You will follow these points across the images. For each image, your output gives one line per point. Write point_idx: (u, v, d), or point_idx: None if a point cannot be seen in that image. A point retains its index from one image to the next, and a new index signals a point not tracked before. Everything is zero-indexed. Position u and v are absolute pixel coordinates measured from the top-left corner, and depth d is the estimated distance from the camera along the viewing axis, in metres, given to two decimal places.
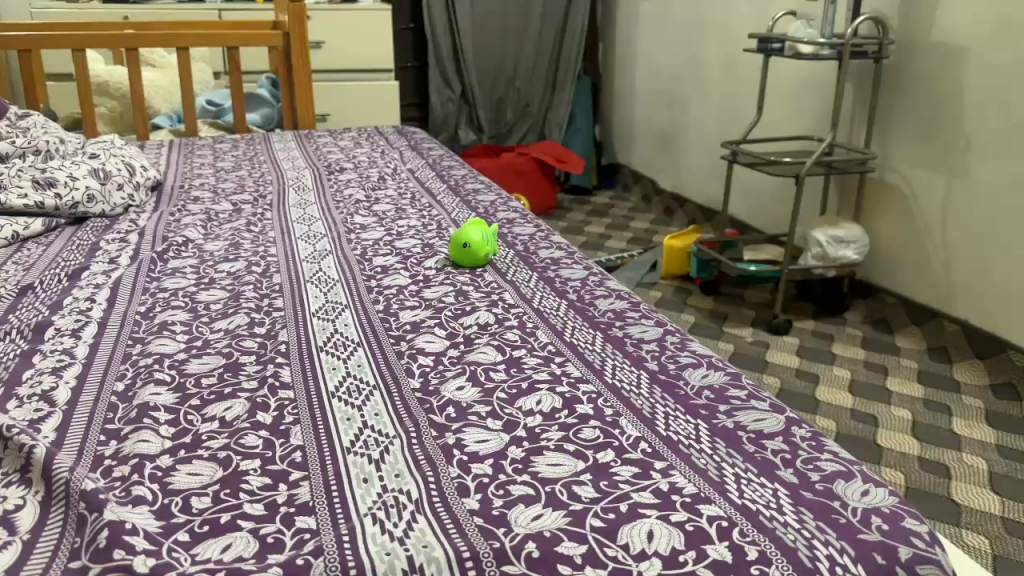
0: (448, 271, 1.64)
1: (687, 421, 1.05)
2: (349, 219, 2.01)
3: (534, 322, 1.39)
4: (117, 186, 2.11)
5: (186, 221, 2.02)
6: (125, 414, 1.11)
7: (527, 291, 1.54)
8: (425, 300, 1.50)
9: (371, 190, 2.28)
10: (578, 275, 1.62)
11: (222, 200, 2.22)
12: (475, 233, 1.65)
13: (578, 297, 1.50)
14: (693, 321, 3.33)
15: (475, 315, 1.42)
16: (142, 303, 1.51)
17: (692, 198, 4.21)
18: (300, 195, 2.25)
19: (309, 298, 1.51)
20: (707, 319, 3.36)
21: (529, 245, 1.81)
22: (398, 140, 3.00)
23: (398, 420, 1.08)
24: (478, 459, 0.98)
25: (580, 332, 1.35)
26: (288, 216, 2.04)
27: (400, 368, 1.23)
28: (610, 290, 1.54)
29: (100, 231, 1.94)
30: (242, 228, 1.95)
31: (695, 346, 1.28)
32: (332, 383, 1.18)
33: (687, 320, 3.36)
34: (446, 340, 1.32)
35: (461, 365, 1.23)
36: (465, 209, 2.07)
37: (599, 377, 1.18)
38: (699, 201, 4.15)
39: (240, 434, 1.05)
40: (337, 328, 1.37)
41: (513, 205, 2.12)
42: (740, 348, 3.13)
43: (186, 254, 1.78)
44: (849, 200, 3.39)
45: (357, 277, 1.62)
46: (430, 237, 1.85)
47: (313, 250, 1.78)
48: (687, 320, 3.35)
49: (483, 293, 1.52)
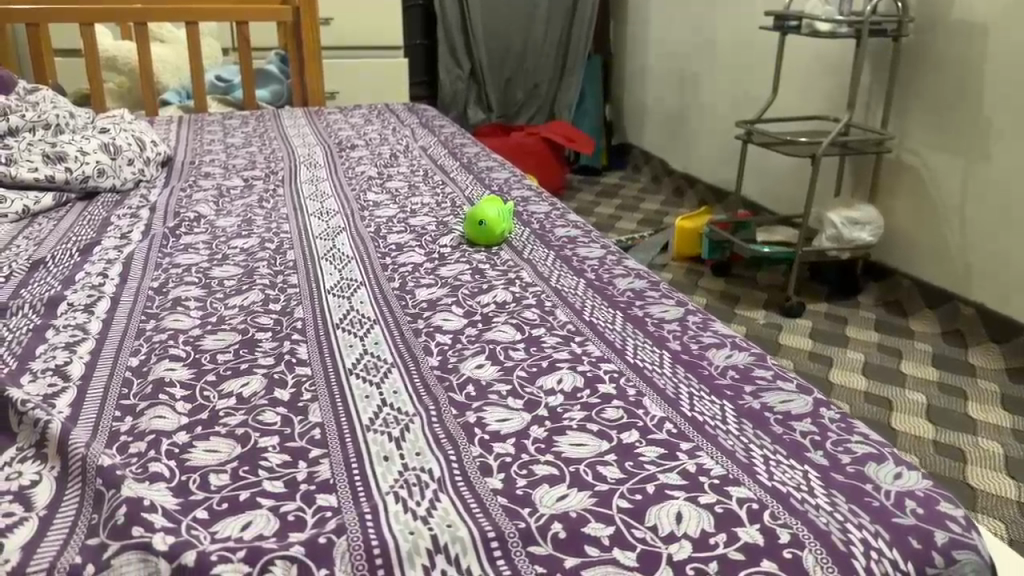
0: (463, 249, 1.62)
1: (712, 401, 1.03)
2: (362, 197, 1.98)
3: (552, 301, 1.36)
4: (128, 161, 2.09)
5: (197, 196, 2.00)
6: (140, 390, 1.09)
7: (545, 269, 1.51)
8: (442, 278, 1.47)
9: (384, 168, 2.25)
10: (596, 253, 1.59)
11: (233, 175, 2.20)
12: (491, 211, 1.63)
13: (596, 276, 1.48)
14: (705, 303, 3.31)
15: (492, 293, 1.40)
16: (155, 279, 1.49)
17: (704, 178, 4.17)
18: (312, 171, 2.22)
19: (323, 275, 1.49)
20: (719, 301, 3.34)
21: (545, 223, 1.78)
22: (410, 117, 2.96)
23: (417, 398, 1.06)
24: (500, 438, 0.96)
25: (600, 310, 1.33)
26: (301, 193, 2.02)
27: (418, 345, 1.21)
28: (629, 268, 1.52)
29: (111, 206, 1.92)
30: (255, 204, 1.93)
31: (718, 326, 1.26)
32: (350, 361, 1.16)
33: (699, 301, 3.33)
34: (463, 318, 1.30)
35: (480, 343, 1.21)
36: (479, 187, 2.04)
37: (621, 357, 1.16)
38: (710, 181, 4.11)
39: (257, 411, 1.03)
40: (353, 306, 1.35)
41: (528, 183, 2.09)
42: (753, 330, 3.11)
43: (199, 230, 1.76)
44: (865, 181, 3.35)
45: (371, 254, 1.59)
46: (444, 215, 1.83)
47: (327, 227, 1.76)
48: (699, 301, 3.33)
49: (500, 272, 1.50)
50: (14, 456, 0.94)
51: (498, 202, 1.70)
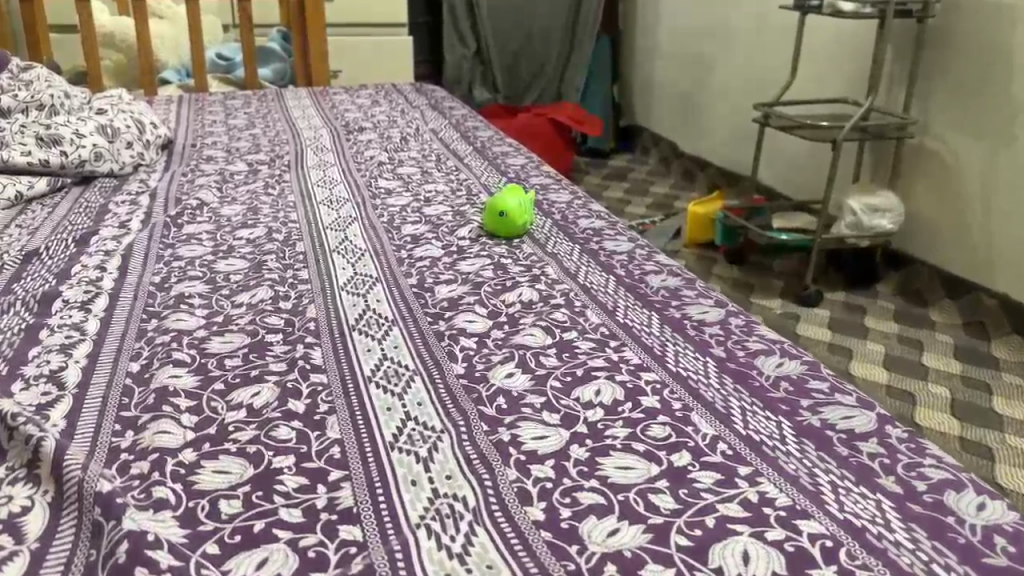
0: (483, 241, 1.52)
1: (767, 419, 0.95)
2: (372, 183, 1.88)
3: (582, 300, 1.27)
4: (126, 144, 1.99)
5: (199, 182, 1.90)
6: (142, 400, 1.01)
7: (571, 264, 1.42)
8: (463, 274, 1.38)
9: (394, 152, 2.15)
10: (624, 247, 1.50)
11: (236, 159, 2.10)
12: (512, 202, 1.53)
13: (627, 272, 1.39)
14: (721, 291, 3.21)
15: (517, 291, 1.30)
16: (156, 273, 1.39)
17: (715, 161, 4.06)
18: (319, 155, 2.12)
19: (336, 269, 1.39)
20: (735, 288, 3.24)
21: (567, 214, 1.68)
22: (418, 98, 2.85)
23: (444, 411, 0.97)
24: (539, 459, 0.88)
25: (634, 311, 1.24)
26: (308, 179, 1.92)
27: (441, 351, 1.12)
28: (660, 263, 1.42)
29: (108, 192, 1.82)
30: (260, 190, 1.84)
31: (764, 330, 1.17)
32: (369, 368, 1.07)
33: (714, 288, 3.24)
34: (488, 319, 1.21)
35: (507, 348, 1.12)
36: (495, 173, 1.94)
37: (663, 364, 1.07)
38: (722, 165, 4.00)
39: (269, 426, 0.94)
40: (369, 305, 1.26)
41: (546, 169, 1.99)
42: (769, 320, 3.02)
43: (201, 218, 1.66)
44: (885, 167, 3.24)
45: (385, 248, 1.50)
46: (460, 204, 1.73)
47: (337, 217, 1.66)
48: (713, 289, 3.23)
49: (523, 267, 1.40)
50: (4, 477, 0.85)
51: (518, 191, 1.61)
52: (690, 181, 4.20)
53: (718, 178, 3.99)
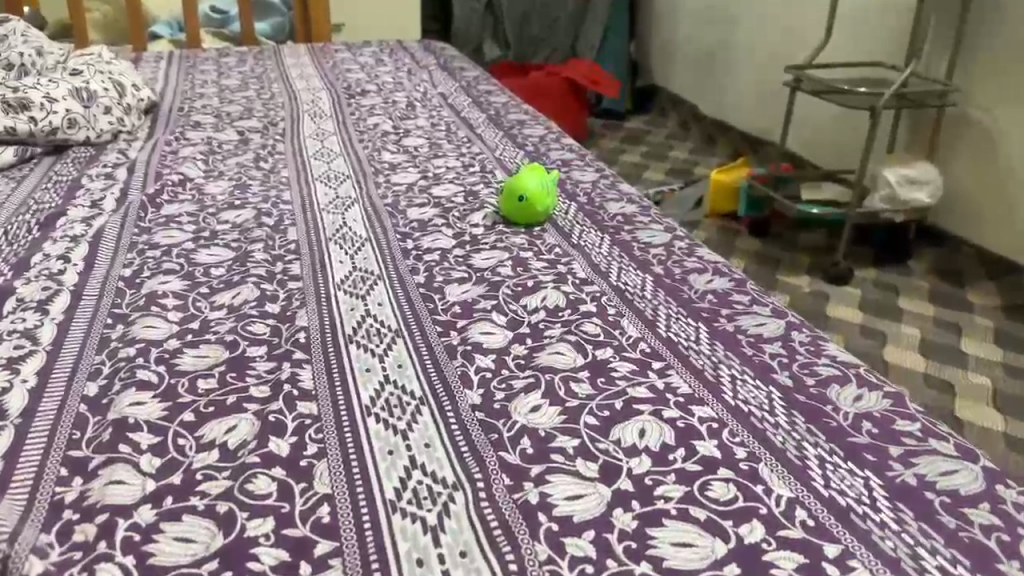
0: (500, 230, 1.34)
1: (850, 476, 0.79)
2: (374, 156, 1.69)
3: (616, 306, 1.10)
4: (104, 108, 1.80)
5: (183, 152, 1.71)
6: (96, 437, 0.84)
7: (601, 259, 1.24)
8: (477, 271, 1.20)
9: (400, 120, 1.95)
10: (659, 238, 1.32)
11: (226, 126, 1.91)
12: (533, 184, 1.35)
13: (666, 270, 1.21)
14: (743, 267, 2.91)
15: (541, 293, 1.13)
16: (127, 265, 1.22)
17: (738, 124, 3.83)
18: (318, 123, 1.92)
19: (332, 262, 1.22)
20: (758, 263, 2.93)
21: (593, 196, 1.50)
22: (426, 58, 2.64)
23: (458, 457, 0.80)
24: (575, 530, 0.71)
25: (677, 321, 1.06)
26: (304, 150, 1.73)
27: (454, 373, 0.94)
28: (703, 259, 1.24)
29: (83, 164, 1.64)
30: (250, 163, 1.65)
31: (833, 352, 1.00)
32: (367, 396, 0.90)
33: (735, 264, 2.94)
34: (508, 330, 1.04)
35: (531, 369, 0.95)
36: (511, 147, 1.75)
37: (718, 396, 0.90)
38: (745, 128, 3.77)
39: (245, 475, 0.78)
40: (368, 311, 1.08)
41: (568, 141, 1.80)
42: (795, 298, 2.71)
43: (182, 196, 1.48)
44: (922, 136, 2.91)
45: (388, 236, 1.31)
46: (473, 183, 1.54)
47: (334, 196, 1.48)
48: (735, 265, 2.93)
49: (546, 263, 1.23)
50: None
51: (540, 170, 1.43)
52: (710, 144, 3.97)
53: (741, 144, 3.77)
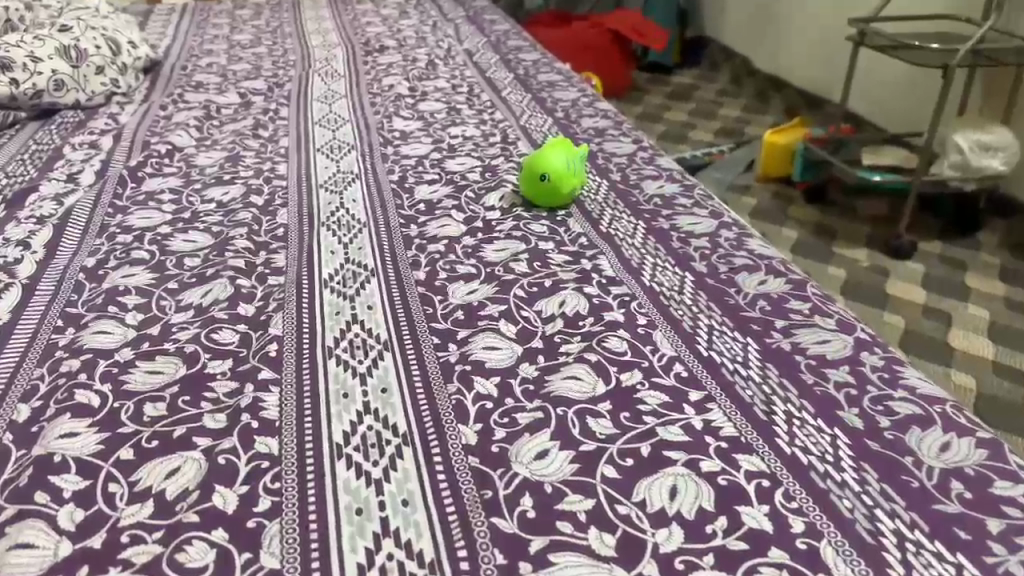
0: (517, 214, 1.17)
1: (938, 564, 0.62)
2: (384, 123, 1.52)
3: (648, 314, 0.92)
4: (96, 69, 1.65)
5: (177, 118, 1.55)
6: (13, 479, 0.70)
7: (632, 253, 1.06)
8: (487, 266, 1.03)
9: (418, 80, 1.77)
10: (703, 225, 1.13)
11: (229, 87, 1.74)
12: (558, 161, 1.17)
13: (710, 267, 1.03)
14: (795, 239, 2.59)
15: (560, 296, 0.96)
16: (93, 253, 1.08)
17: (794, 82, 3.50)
18: (328, 82, 1.75)
19: (321, 253, 1.06)
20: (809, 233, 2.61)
21: (629, 171, 1.32)
22: (454, 10, 2.44)
23: (441, 524, 0.65)
24: None
25: (720, 338, 0.88)
26: (309, 115, 1.57)
27: (447, 402, 0.78)
28: (754, 253, 1.06)
29: (68, 131, 1.50)
30: (247, 130, 1.49)
31: (912, 382, 0.82)
32: (340, 431, 0.75)
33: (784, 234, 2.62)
34: (518, 345, 0.87)
35: (540, 400, 0.78)
36: (539, 113, 1.57)
37: (769, 444, 0.73)
38: (802, 87, 3.45)
39: (179, 540, 0.64)
40: (354, 316, 0.92)
41: (604, 106, 1.61)
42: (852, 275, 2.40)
43: (168, 168, 1.33)
44: (1001, 94, 2.55)
45: (389, 221, 1.15)
46: (492, 157, 1.36)
47: (335, 171, 1.31)
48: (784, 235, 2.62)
49: (568, 257, 1.05)
50: None
51: (568, 143, 1.24)
52: (746, 94, 3.64)
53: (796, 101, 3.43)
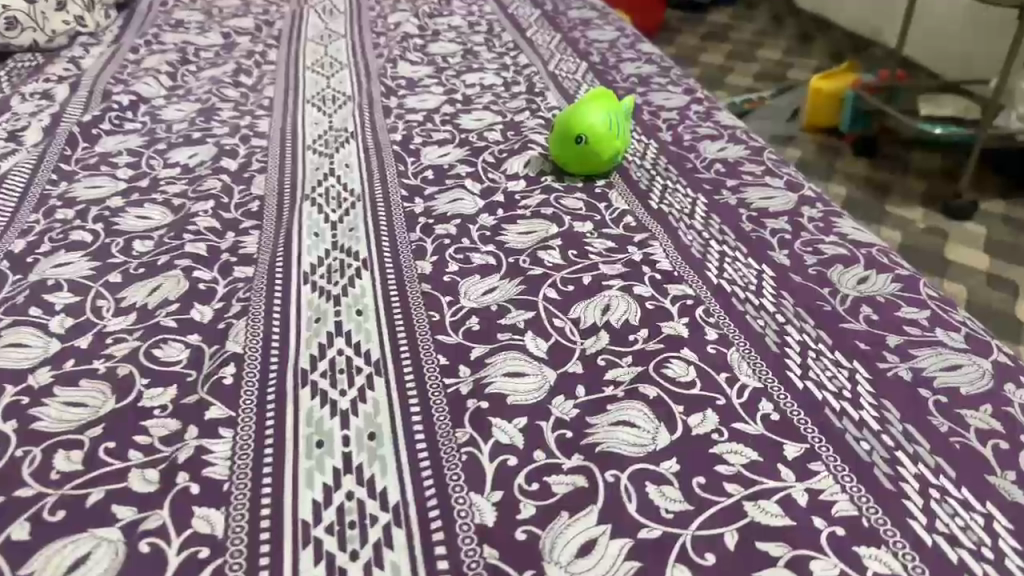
0: (547, 185, 0.95)
1: None
2: (387, 69, 1.29)
3: (720, 328, 0.71)
4: (57, 4, 1.41)
5: (148, 62, 1.32)
6: None
7: (691, 240, 0.85)
8: (509, 255, 0.82)
9: (429, 17, 1.52)
10: (778, 200, 0.91)
11: (213, 26, 1.51)
12: (597, 121, 0.94)
13: (793, 259, 0.81)
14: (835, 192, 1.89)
15: (603, 299, 0.75)
16: (23, 234, 0.87)
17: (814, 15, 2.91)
18: (325, 20, 1.51)
19: (302, 236, 0.85)
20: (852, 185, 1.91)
21: (681, 128, 1.09)
22: None
23: None
24: None
25: (817, 364, 0.67)
26: (301, 59, 1.34)
27: (457, 458, 0.58)
28: (847, 239, 0.84)
29: (21, 78, 1.28)
30: (227, 77, 1.26)
31: None
32: (309, 502, 0.55)
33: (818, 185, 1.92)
34: (550, 369, 0.66)
35: (583, 456, 0.58)
36: (571, 56, 1.33)
37: (905, 533, 0.53)
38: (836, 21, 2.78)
39: None
40: (338, 325, 0.71)
41: (647, 49, 1.37)
42: (902, 231, 1.76)
43: (131, 124, 1.12)
44: None
45: (389, 193, 0.93)
46: (515, 111, 1.14)
47: (326, 127, 1.09)
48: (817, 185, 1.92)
49: (612, 243, 0.84)
50: None
51: (610, 94, 1.00)
52: (780, 28, 3.02)
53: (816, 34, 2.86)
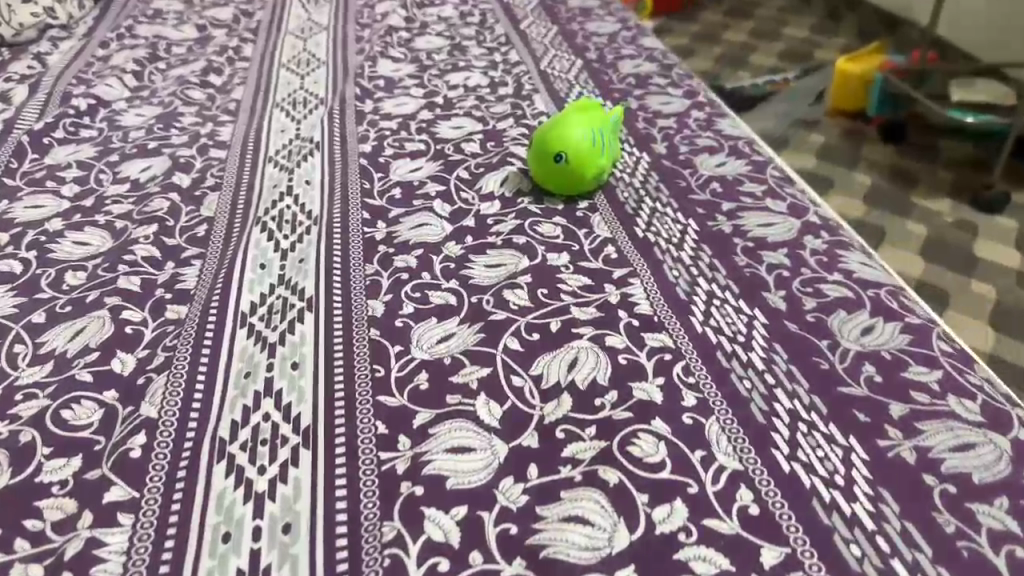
0: (523, 207, 0.87)
1: None
2: (366, 67, 1.20)
3: (700, 393, 0.62)
4: None
5: (115, 59, 1.24)
6: None
7: (677, 276, 0.76)
8: (472, 293, 0.74)
9: (418, 7, 1.42)
10: (778, 228, 0.82)
11: (191, 17, 1.42)
12: (579, 137, 0.85)
13: (790, 301, 0.72)
14: (853, 176, 1.61)
15: (569, 352, 0.66)
16: None
17: None
18: (308, 10, 1.42)
19: (245, 268, 0.77)
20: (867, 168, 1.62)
21: (679, 138, 0.99)
22: None
23: None
24: None
25: (808, 440, 0.58)
26: (277, 55, 1.25)
27: (381, 560, 0.51)
28: (852, 278, 0.75)
29: None
30: (196, 76, 1.18)
31: None
32: None
33: (835, 168, 1.64)
34: (501, 443, 0.58)
35: (526, 560, 0.50)
36: (567, 52, 1.23)
37: None
38: None
39: None
40: (269, 383, 0.64)
41: (649, 44, 1.26)
42: (926, 224, 1.48)
43: (86, 132, 1.04)
44: None
45: (348, 216, 0.85)
46: (498, 117, 1.05)
47: (291, 136, 1.01)
48: (833, 169, 1.64)
49: (588, 279, 0.75)
50: None
51: (596, 105, 0.92)
52: None
53: None
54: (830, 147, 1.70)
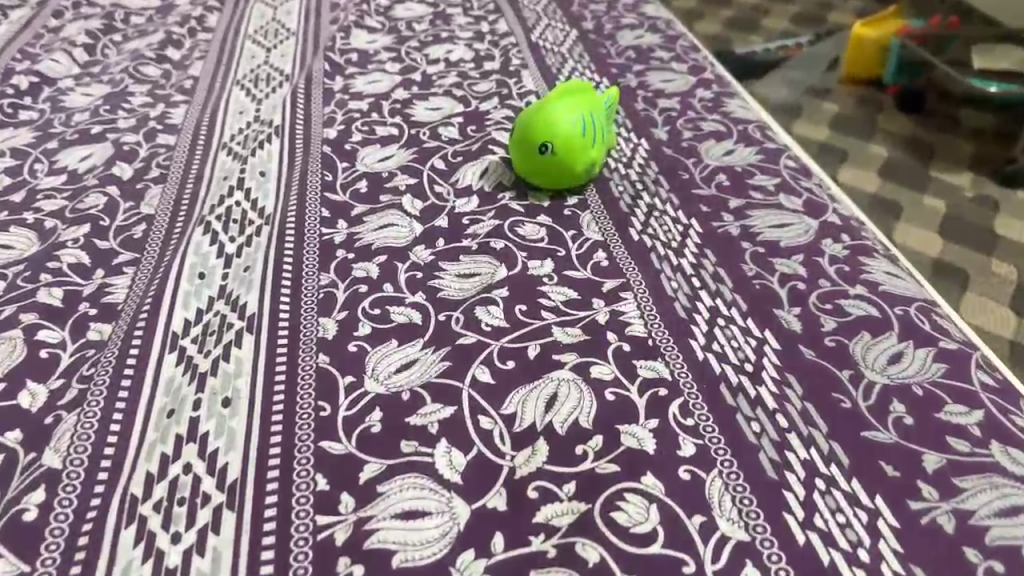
0: (504, 204, 0.77)
1: None
2: (338, 39, 1.09)
3: (699, 440, 0.53)
4: None
5: (67, 30, 1.13)
6: None
7: (675, 288, 0.66)
8: (440, 309, 0.64)
9: None
10: (793, 230, 0.72)
11: None
12: (567, 121, 0.75)
13: (807, 321, 0.62)
14: (866, 147, 1.48)
15: (547, 386, 0.57)
16: None
17: None
18: None
19: (180, 279, 0.67)
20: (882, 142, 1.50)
21: (682, 121, 0.89)
22: None
23: None
24: None
25: (826, 503, 0.49)
26: (243, 25, 1.14)
27: None
28: (878, 292, 0.65)
29: None
30: (153, 49, 1.08)
31: None
32: None
33: (847, 140, 1.52)
34: (461, 505, 0.49)
35: None
36: (561, 22, 1.12)
37: None
38: None
39: None
40: (196, 425, 0.55)
41: (651, 13, 1.15)
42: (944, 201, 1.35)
43: (26, 114, 0.94)
44: None
45: (304, 214, 0.75)
46: (481, 97, 0.95)
47: (249, 118, 0.91)
48: (845, 140, 1.51)
49: (573, 293, 0.66)
50: None
51: (588, 86, 0.80)
52: None
53: None
54: (844, 117, 1.58)
